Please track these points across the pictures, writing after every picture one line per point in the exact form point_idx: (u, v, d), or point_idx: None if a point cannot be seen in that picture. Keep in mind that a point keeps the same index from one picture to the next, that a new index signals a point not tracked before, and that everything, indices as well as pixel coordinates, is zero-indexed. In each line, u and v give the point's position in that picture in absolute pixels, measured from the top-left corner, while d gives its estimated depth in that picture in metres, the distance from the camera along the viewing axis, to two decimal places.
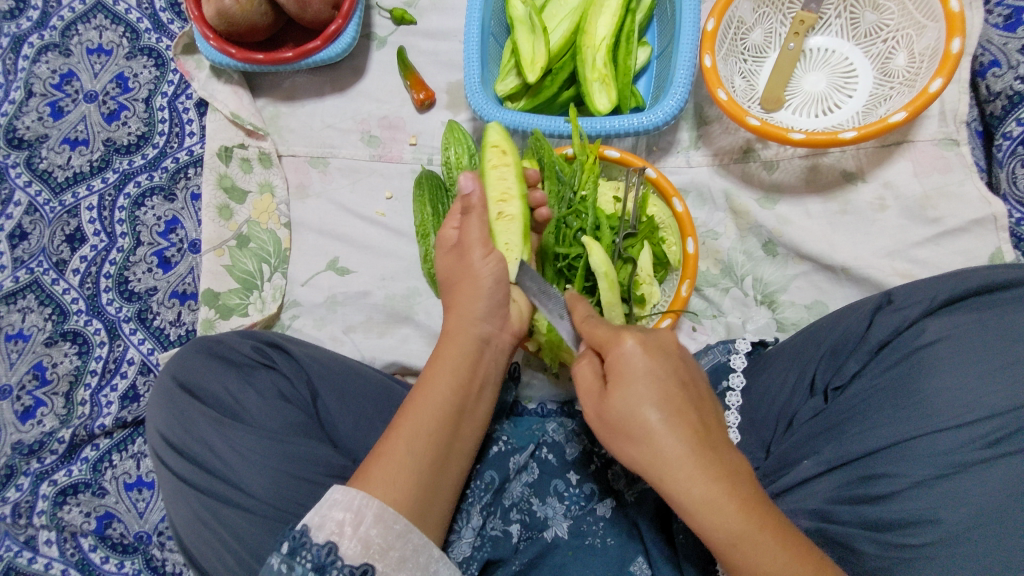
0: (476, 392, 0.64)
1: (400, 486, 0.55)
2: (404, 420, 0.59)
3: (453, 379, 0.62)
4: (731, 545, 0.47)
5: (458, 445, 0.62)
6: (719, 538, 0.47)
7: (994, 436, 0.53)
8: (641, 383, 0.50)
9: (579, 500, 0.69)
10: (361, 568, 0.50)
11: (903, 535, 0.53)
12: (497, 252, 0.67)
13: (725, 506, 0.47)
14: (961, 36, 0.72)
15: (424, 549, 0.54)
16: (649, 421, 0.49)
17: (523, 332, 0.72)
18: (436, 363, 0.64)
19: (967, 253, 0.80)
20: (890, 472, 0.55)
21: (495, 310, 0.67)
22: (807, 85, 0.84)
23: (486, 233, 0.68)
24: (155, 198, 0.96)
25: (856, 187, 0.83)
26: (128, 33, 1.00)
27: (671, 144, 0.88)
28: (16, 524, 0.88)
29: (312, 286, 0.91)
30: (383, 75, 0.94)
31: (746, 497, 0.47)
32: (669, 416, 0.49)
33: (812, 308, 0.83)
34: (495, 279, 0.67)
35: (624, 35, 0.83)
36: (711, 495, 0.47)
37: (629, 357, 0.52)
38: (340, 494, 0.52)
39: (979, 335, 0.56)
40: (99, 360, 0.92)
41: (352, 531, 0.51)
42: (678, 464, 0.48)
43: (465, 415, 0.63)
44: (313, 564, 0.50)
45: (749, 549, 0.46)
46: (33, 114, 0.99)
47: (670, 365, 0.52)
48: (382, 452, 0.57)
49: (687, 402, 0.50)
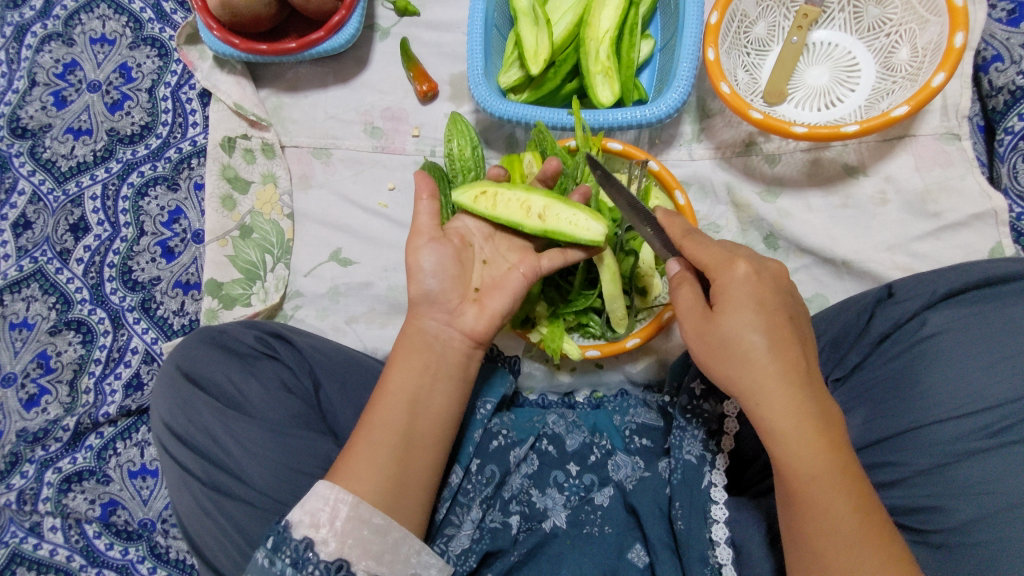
0: (431, 382, 0.63)
1: (364, 479, 0.57)
2: (372, 413, 0.61)
3: (405, 375, 0.62)
4: (811, 481, 0.50)
5: (420, 437, 0.61)
6: (800, 467, 0.50)
7: (995, 427, 0.53)
8: (750, 310, 0.51)
9: (579, 491, 0.70)
10: (336, 565, 0.53)
11: (928, 520, 0.54)
12: (438, 241, 0.66)
13: (813, 440, 0.50)
14: (964, 30, 0.72)
15: (402, 542, 0.56)
16: (753, 344, 0.51)
17: (488, 337, 0.66)
18: (395, 357, 0.64)
19: (967, 248, 0.80)
20: (895, 460, 0.56)
21: (442, 298, 0.65)
22: (809, 79, 0.84)
23: (433, 221, 0.66)
24: (158, 188, 0.96)
25: (857, 181, 0.84)
26: (131, 23, 1.00)
27: (673, 137, 0.88)
28: (22, 511, 0.88)
29: (315, 277, 0.92)
30: (386, 66, 0.94)
31: (832, 434, 0.50)
32: (772, 342, 0.51)
33: (812, 301, 0.84)
34: (440, 270, 0.65)
35: (627, 27, 0.83)
36: (802, 426, 0.50)
37: (740, 284, 0.52)
38: (318, 487, 0.56)
39: (976, 329, 0.57)
40: (103, 348, 0.93)
41: (328, 527, 0.54)
42: (778, 385, 0.50)
43: (421, 406, 0.62)
44: (291, 559, 0.53)
45: (826, 489, 0.49)
46: (36, 103, 0.99)
47: (777, 296, 0.53)
48: (354, 446, 0.59)
49: (789, 332, 0.52)
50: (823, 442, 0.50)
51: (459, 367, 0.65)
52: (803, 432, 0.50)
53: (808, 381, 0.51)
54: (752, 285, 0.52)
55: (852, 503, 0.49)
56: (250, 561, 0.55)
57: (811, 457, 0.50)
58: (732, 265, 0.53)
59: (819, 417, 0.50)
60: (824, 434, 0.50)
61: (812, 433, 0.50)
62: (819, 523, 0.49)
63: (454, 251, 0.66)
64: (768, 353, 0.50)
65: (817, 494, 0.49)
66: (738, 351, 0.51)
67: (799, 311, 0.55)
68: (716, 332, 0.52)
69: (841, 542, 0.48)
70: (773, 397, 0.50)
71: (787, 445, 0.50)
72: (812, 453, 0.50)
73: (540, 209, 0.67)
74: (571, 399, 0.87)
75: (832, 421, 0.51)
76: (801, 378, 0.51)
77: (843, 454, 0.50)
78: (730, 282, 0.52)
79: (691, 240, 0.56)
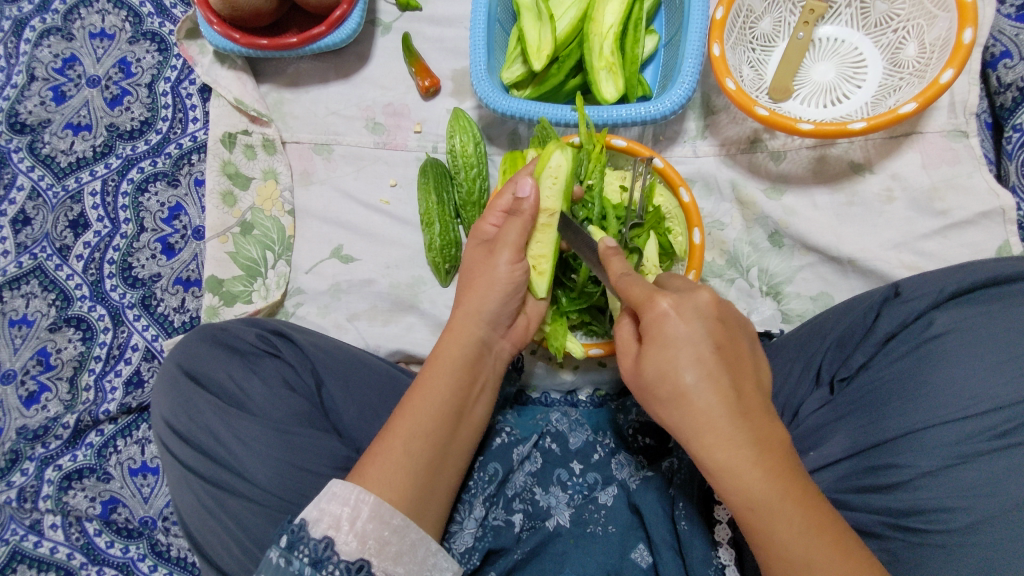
0: (476, 393, 0.66)
1: (395, 485, 0.57)
2: (401, 421, 0.60)
3: (454, 381, 0.63)
4: (749, 509, 0.49)
5: (456, 444, 0.63)
6: (740, 500, 0.49)
7: (1001, 428, 0.53)
8: (687, 348, 0.50)
9: (582, 489, 0.70)
10: (357, 564, 0.51)
11: (931, 521, 0.53)
12: (524, 263, 0.67)
13: (749, 471, 0.48)
14: (973, 26, 0.71)
15: (420, 544, 0.56)
16: (682, 383, 0.50)
17: (521, 345, 0.74)
18: (433, 365, 0.65)
19: (974, 246, 0.79)
20: (898, 462, 0.55)
21: (502, 313, 0.68)
22: (815, 76, 0.84)
23: (524, 239, 0.66)
24: (158, 184, 0.95)
25: (863, 178, 0.83)
26: (131, 17, 0.99)
27: (677, 133, 0.87)
28: (22, 508, 0.88)
29: (316, 274, 0.91)
30: (388, 62, 0.94)
31: (779, 463, 0.48)
32: (703, 380, 0.49)
33: (817, 300, 0.83)
34: (514, 283, 0.67)
35: (631, 22, 0.83)
36: (735, 461, 0.48)
37: (667, 321, 0.51)
38: (338, 488, 0.54)
39: (986, 328, 0.56)
40: (103, 345, 0.92)
41: (348, 527, 0.53)
42: (714, 422, 0.49)
43: (465, 415, 0.64)
44: (310, 558, 0.51)
45: (768, 516, 0.48)
46: (35, 98, 0.98)
47: (721, 327, 0.51)
48: (379, 450, 0.59)
49: (726, 366, 0.50)
50: (770, 471, 0.48)
51: (493, 378, 0.69)
52: (744, 462, 0.48)
53: (743, 414, 0.49)
54: (679, 323, 0.51)
55: (801, 527, 0.47)
56: (262, 561, 0.52)
57: (758, 488, 0.48)
58: (656, 302, 0.51)
59: (757, 448, 0.49)
60: (761, 463, 0.48)
61: (751, 469, 0.48)
62: (772, 546, 0.48)
63: (526, 274, 0.68)
64: (700, 390, 0.49)
65: (758, 522, 0.48)
66: (674, 389, 0.50)
67: (737, 339, 0.53)
68: (647, 370, 0.52)
69: (798, 560, 0.47)
70: (708, 435, 0.49)
71: (721, 480, 0.49)
72: (749, 483, 0.48)
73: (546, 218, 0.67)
74: (574, 397, 0.86)
75: (776, 449, 0.49)
76: (735, 412, 0.49)
77: (788, 480, 0.48)
78: (661, 319, 0.51)
79: (622, 281, 0.55)
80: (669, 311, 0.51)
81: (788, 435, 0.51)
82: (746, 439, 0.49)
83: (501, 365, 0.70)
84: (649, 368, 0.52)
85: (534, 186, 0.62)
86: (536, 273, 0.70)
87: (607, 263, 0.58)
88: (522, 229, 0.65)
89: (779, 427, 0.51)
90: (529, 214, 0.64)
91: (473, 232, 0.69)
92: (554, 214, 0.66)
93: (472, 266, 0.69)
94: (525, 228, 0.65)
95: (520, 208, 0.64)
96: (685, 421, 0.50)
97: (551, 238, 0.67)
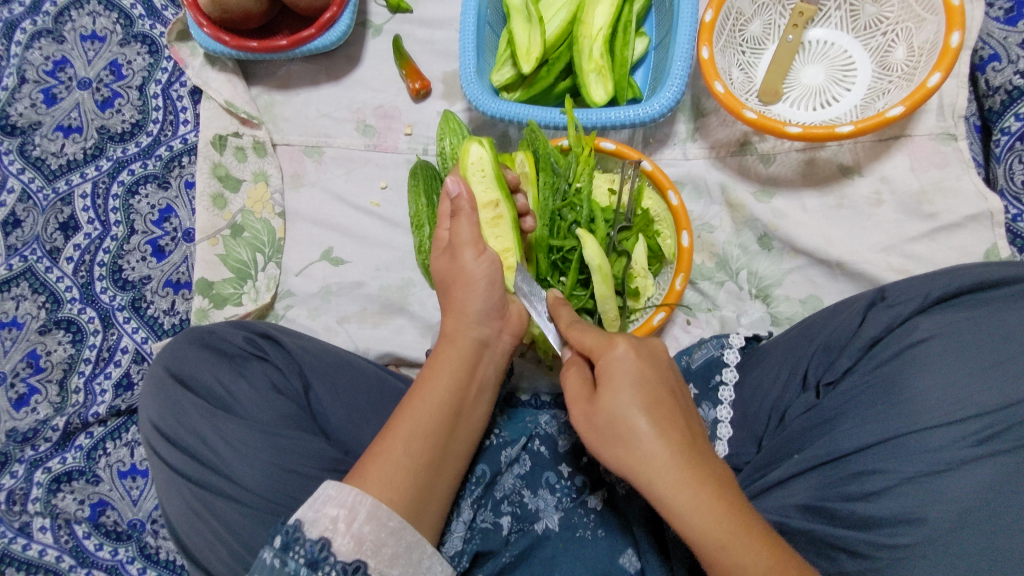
0: (474, 392, 0.65)
1: (394, 486, 0.56)
2: (401, 421, 0.60)
3: (453, 379, 0.63)
4: (716, 552, 0.48)
5: (455, 445, 0.62)
6: (706, 542, 0.48)
7: (983, 434, 0.53)
8: (640, 386, 0.53)
9: (570, 492, 0.69)
10: (353, 565, 0.51)
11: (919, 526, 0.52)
12: (488, 252, 0.67)
13: (712, 510, 0.48)
14: (961, 29, 0.71)
15: (416, 547, 0.55)
16: (638, 422, 0.51)
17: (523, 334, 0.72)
18: (432, 368, 0.64)
19: (962, 250, 0.79)
20: (882, 468, 0.55)
21: (490, 310, 0.67)
22: (805, 78, 0.84)
23: (477, 232, 0.67)
24: (149, 186, 0.96)
25: (852, 181, 0.83)
26: (121, 19, 0.99)
27: (667, 136, 0.87)
28: (10, 511, 0.88)
29: (306, 277, 0.91)
30: (378, 64, 0.94)
31: (735, 501, 0.49)
32: (657, 420, 0.51)
33: (806, 303, 0.83)
34: (490, 277, 0.66)
35: (621, 25, 0.83)
36: (699, 498, 0.48)
37: (623, 362, 0.54)
38: (335, 490, 0.53)
39: (969, 334, 0.56)
40: (92, 348, 0.92)
41: (345, 528, 0.52)
42: (672, 461, 0.49)
43: (463, 416, 0.63)
44: (306, 559, 0.50)
45: (736, 555, 0.47)
46: (26, 100, 0.98)
47: (662, 371, 0.55)
48: (379, 450, 0.58)
49: (673, 409, 0.53)
50: (732, 508, 0.48)
51: (494, 377, 0.68)
52: (702, 505, 0.48)
53: (696, 455, 0.50)
54: (635, 363, 0.54)
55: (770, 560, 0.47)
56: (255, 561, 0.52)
57: (723, 525, 0.48)
58: (615, 344, 0.55)
59: (716, 488, 0.49)
60: (722, 500, 0.48)
61: (715, 506, 0.48)
62: None
63: (499, 263, 0.68)
64: (655, 429, 0.51)
65: (727, 563, 0.47)
66: (625, 434, 0.51)
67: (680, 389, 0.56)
68: (601, 413, 0.53)
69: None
70: (668, 474, 0.49)
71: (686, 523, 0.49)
72: (714, 521, 0.48)
73: (491, 215, 0.71)
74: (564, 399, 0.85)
75: (731, 488, 0.50)
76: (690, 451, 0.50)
77: (748, 517, 0.48)
78: (613, 359, 0.54)
79: (575, 329, 0.59)
80: (625, 353, 0.54)
81: (735, 477, 0.52)
82: (699, 484, 0.49)
83: (502, 364, 0.69)
84: (602, 411, 0.53)
85: (457, 180, 0.66)
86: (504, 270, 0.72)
87: (557, 312, 0.63)
88: (467, 222, 0.66)
89: (727, 471, 0.52)
90: (468, 207, 0.67)
91: (434, 245, 0.71)
92: (497, 202, 0.71)
93: (445, 277, 0.69)
94: (471, 222, 0.67)
95: (460, 206, 0.67)
96: (641, 462, 0.50)
97: (506, 227, 0.71)
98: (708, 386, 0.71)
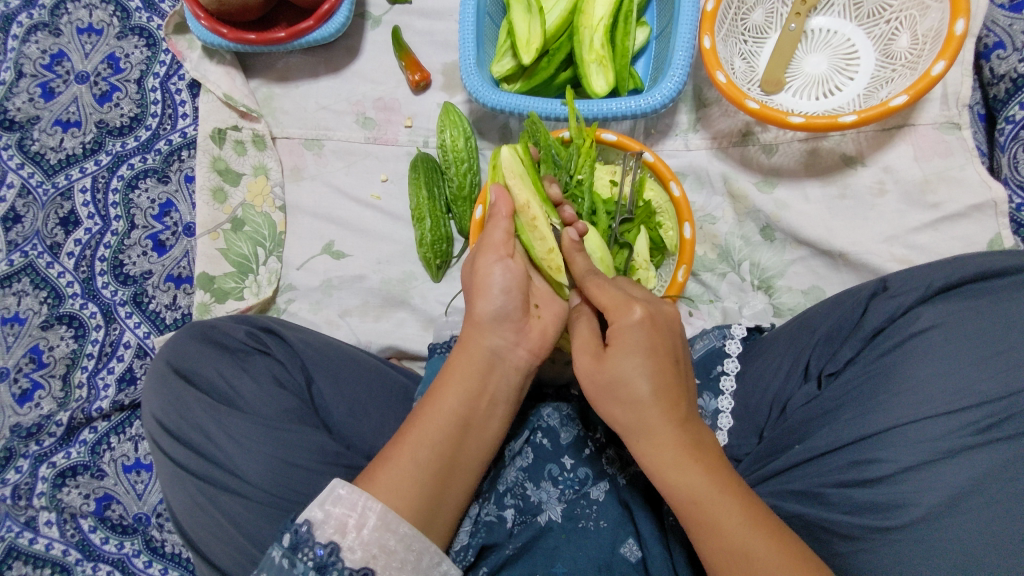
0: (487, 403, 0.62)
1: (403, 495, 0.55)
2: (409, 428, 0.59)
3: (463, 388, 0.61)
4: (693, 503, 0.51)
5: (464, 455, 0.60)
6: (684, 496, 0.51)
7: (984, 423, 0.53)
8: (644, 352, 0.54)
9: (573, 484, 0.69)
10: (361, 572, 0.51)
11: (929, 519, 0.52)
12: (513, 262, 0.64)
13: (693, 466, 0.51)
14: (965, 17, 0.71)
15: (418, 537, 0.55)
16: (640, 388, 0.53)
17: (548, 352, 0.67)
18: (446, 374, 0.62)
19: (966, 240, 0.79)
20: (882, 457, 0.55)
21: (508, 318, 0.63)
22: (807, 67, 0.83)
23: (506, 239, 0.64)
24: (148, 180, 0.95)
25: (856, 171, 0.83)
26: (118, 12, 0.98)
27: (669, 126, 0.87)
28: (16, 506, 0.88)
29: (308, 270, 0.91)
30: (378, 55, 0.93)
31: (715, 461, 0.52)
32: (658, 388, 0.53)
33: (809, 294, 0.83)
34: (511, 284, 0.63)
35: (622, 14, 0.82)
36: (678, 452, 0.52)
37: (635, 329, 0.55)
38: (345, 491, 0.53)
39: (973, 324, 0.56)
40: (95, 343, 0.93)
41: (355, 534, 0.52)
42: (660, 422, 0.52)
43: (472, 427, 0.61)
44: (314, 562, 0.50)
45: (710, 512, 0.50)
46: (24, 95, 0.98)
47: (666, 337, 0.56)
48: (386, 456, 0.57)
49: (675, 376, 0.54)
50: (714, 471, 0.51)
51: (511, 390, 0.64)
52: (679, 458, 0.52)
53: (684, 420, 0.53)
54: (648, 336, 0.54)
55: (740, 517, 0.50)
56: (264, 559, 0.52)
57: (701, 484, 0.51)
58: (632, 311, 0.55)
59: (699, 451, 0.52)
60: (702, 461, 0.52)
61: (696, 465, 0.51)
62: (717, 538, 0.50)
63: (524, 276, 0.64)
64: (649, 393, 0.53)
65: (703, 516, 0.51)
66: (625, 389, 0.53)
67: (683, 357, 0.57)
68: (606, 373, 0.55)
69: (739, 547, 0.49)
70: (655, 432, 0.53)
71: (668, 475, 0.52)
72: (694, 479, 0.51)
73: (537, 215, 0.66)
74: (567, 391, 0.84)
75: (712, 453, 0.53)
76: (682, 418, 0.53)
77: (724, 475, 0.52)
78: (623, 323, 0.55)
79: (590, 283, 0.60)
80: (640, 321, 0.55)
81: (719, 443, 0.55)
82: (682, 439, 0.52)
83: (521, 373, 0.65)
84: (606, 367, 0.55)
85: (497, 187, 0.65)
86: (555, 271, 0.66)
87: (573, 259, 0.64)
88: (496, 230, 0.65)
89: (711, 437, 0.54)
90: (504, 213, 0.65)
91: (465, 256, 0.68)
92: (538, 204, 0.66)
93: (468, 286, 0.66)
94: (502, 227, 0.65)
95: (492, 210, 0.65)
96: (629, 416, 0.54)
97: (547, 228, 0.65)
98: (709, 377, 0.70)
